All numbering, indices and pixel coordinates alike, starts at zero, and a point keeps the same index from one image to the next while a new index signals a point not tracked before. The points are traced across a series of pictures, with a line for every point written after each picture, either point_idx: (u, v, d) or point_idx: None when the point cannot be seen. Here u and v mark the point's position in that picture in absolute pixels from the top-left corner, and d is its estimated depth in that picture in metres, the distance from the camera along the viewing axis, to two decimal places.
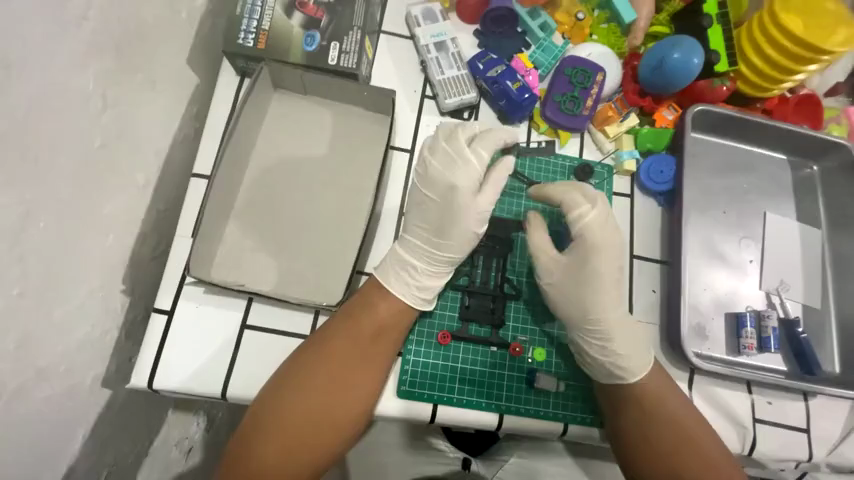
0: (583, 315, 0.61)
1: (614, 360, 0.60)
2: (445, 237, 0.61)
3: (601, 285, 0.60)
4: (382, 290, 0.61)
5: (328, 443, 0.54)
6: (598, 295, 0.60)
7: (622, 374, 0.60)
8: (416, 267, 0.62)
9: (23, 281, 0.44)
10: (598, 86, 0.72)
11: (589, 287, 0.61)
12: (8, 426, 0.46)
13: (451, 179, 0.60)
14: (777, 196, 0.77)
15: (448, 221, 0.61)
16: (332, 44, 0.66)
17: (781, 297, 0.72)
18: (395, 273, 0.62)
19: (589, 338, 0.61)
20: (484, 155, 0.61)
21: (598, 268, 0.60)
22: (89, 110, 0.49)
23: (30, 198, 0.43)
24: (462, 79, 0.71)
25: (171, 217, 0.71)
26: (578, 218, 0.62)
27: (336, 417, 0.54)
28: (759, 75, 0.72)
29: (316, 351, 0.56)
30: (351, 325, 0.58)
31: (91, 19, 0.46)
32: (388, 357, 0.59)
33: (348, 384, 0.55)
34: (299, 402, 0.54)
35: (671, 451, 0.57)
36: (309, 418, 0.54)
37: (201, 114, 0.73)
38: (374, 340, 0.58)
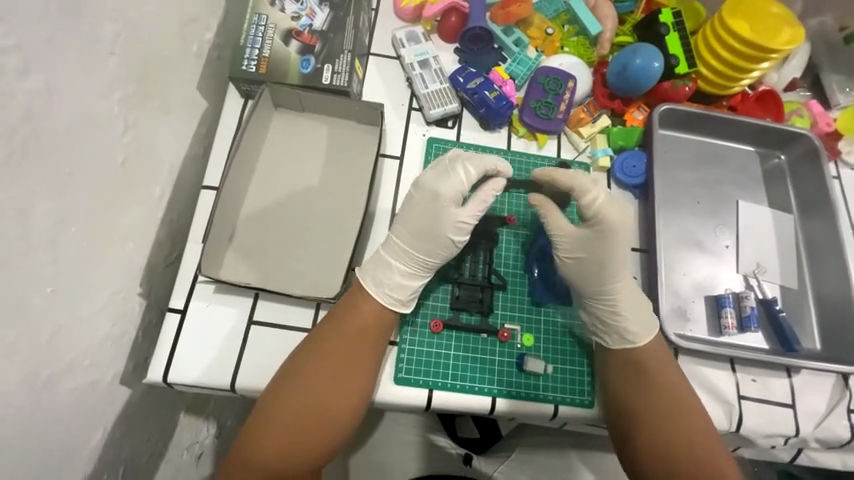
0: (596, 288, 0.65)
1: (625, 329, 0.64)
2: (425, 242, 0.64)
3: (614, 259, 0.64)
4: (363, 293, 0.64)
5: (333, 432, 0.58)
6: (609, 270, 0.64)
7: (627, 341, 0.64)
8: (395, 269, 0.65)
9: (56, 281, 0.50)
10: (570, 92, 0.79)
11: (598, 259, 0.64)
12: (39, 412, 0.51)
13: (440, 188, 0.65)
14: (748, 185, 0.82)
15: (429, 231, 0.64)
16: (325, 66, 0.73)
17: (758, 279, 0.75)
18: (376, 274, 0.65)
19: (603, 310, 0.65)
20: (473, 172, 0.65)
21: (606, 244, 0.64)
22: (113, 131, 0.56)
23: (63, 207, 0.50)
24: (444, 92, 0.78)
25: (183, 227, 0.77)
26: (591, 200, 0.65)
27: (338, 408, 0.58)
28: (718, 75, 0.79)
29: (314, 347, 0.60)
30: (336, 328, 0.61)
31: (116, 54, 0.54)
32: (374, 355, 0.61)
33: (348, 375, 0.59)
34: (304, 393, 0.57)
35: (679, 436, 0.58)
36: (313, 409, 0.57)
37: (209, 133, 0.80)
38: (359, 340, 0.61)
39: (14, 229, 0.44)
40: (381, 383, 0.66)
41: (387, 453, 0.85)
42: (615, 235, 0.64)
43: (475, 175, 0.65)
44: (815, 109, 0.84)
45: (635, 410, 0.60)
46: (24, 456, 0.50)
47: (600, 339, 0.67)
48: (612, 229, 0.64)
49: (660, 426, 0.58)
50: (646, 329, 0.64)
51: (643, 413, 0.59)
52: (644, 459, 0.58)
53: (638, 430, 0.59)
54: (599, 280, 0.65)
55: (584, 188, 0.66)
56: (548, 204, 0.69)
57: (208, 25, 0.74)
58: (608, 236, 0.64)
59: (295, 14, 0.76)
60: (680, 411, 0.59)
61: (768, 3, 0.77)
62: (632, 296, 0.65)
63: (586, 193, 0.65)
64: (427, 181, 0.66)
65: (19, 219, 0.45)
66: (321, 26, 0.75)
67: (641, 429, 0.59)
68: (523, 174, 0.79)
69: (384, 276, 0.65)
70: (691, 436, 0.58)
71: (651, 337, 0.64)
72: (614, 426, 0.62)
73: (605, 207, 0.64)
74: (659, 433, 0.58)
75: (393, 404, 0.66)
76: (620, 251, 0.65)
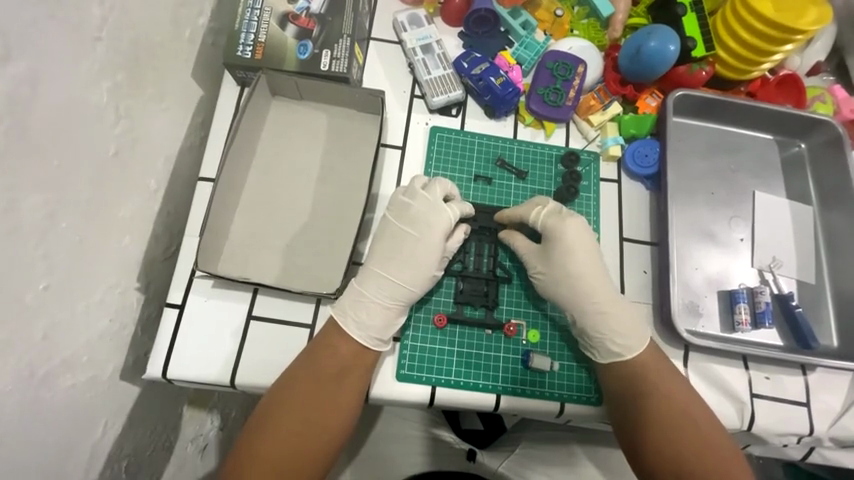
0: (573, 300, 0.64)
1: (612, 340, 0.62)
2: (406, 279, 0.62)
3: (582, 270, 0.64)
4: (342, 332, 0.61)
5: (340, 430, 0.57)
6: (582, 279, 0.64)
7: (617, 353, 0.62)
8: (375, 307, 0.62)
9: (49, 276, 0.49)
10: (580, 77, 0.75)
11: (565, 272, 0.64)
12: (36, 410, 0.50)
13: (430, 220, 0.64)
14: (766, 175, 0.78)
15: (412, 272, 0.63)
16: (323, 51, 0.70)
17: (774, 273, 0.73)
18: (355, 312, 0.62)
19: (583, 321, 0.63)
20: (458, 212, 0.66)
21: (561, 252, 0.64)
22: (105, 121, 0.54)
23: (54, 201, 0.48)
24: (448, 78, 0.75)
25: (181, 220, 0.75)
26: (537, 219, 0.67)
27: (327, 431, 0.56)
28: (736, 57, 0.75)
29: (295, 380, 0.57)
30: (318, 362, 0.58)
31: (104, 39, 0.52)
32: (357, 393, 0.58)
33: (355, 372, 0.59)
34: (311, 390, 0.56)
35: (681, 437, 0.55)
36: (321, 407, 0.56)
37: (205, 123, 0.78)
38: (342, 377, 0.58)
39: (3, 224, 0.43)
40: (383, 380, 0.64)
41: (390, 448, 0.86)
42: (566, 241, 0.64)
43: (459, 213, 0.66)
44: (839, 95, 0.80)
45: (637, 413, 0.58)
46: (23, 453, 0.49)
47: (592, 353, 0.64)
48: (561, 237, 0.65)
49: (662, 427, 0.56)
50: (639, 340, 0.62)
51: (644, 414, 0.57)
52: (652, 465, 0.56)
53: (642, 431, 0.57)
54: (578, 293, 0.64)
55: (526, 212, 0.68)
56: (509, 235, 0.70)
57: (202, 9, 0.70)
58: (558, 245, 0.65)
59: None
60: (684, 413, 0.57)
61: None
62: (621, 307, 0.63)
63: (529, 215, 0.68)
64: (410, 216, 0.65)
65: (8, 213, 0.43)
66: (319, 9, 0.72)
67: (645, 431, 0.57)
68: (530, 165, 0.76)
69: (363, 315, 0.61)
70: (696, 438, 0.55)
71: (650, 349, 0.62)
72: (618, 430, 0.60)
73: (548, 221, 0.67)
74: (665, 437, 0.56)
75: (395, 401, 0.64)
76: (585, 255, 0.64)
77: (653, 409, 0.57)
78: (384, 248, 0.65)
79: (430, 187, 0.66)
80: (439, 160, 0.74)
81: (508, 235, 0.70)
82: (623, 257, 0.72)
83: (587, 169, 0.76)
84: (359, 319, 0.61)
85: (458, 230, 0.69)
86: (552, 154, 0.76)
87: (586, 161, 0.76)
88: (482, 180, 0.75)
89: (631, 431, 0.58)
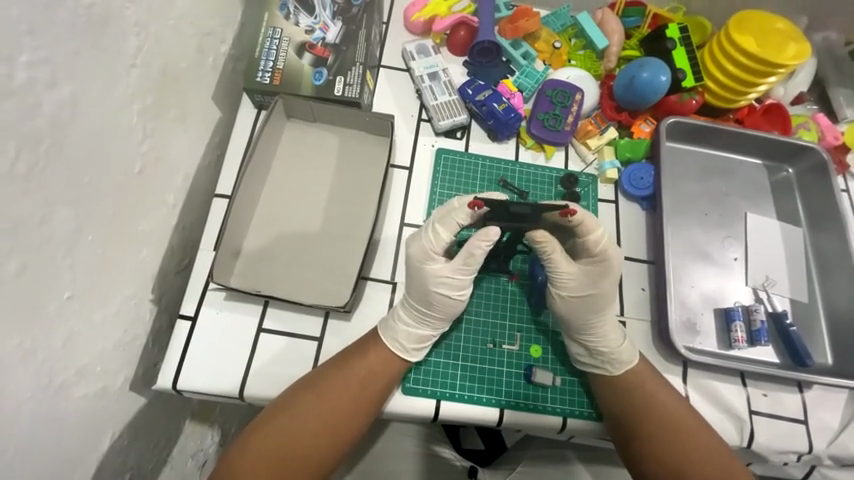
0: (599, 323, 0.63)
1: (616, 360, 0.63)
2: (420, 302, 0.63)
3: (611, 298, 0.64)
4: (375, 339, 0.64)
5: (351, 430, 0.59)
6: (607, 303, 0.64)
7: (625, 361, 0.63)
8: (418, 331, 0.64)
9: (73, 285, 0.51)
10: (578, 104, 0.80)
11: (599, 298, 0.63)
12: (51, 417, 0.51)
13: (412, 251, 0.63)
14: (756, 198, 0.82)
15: (451, 299, 0.63)
16: (337, 78, 0.75)
17: (767, 292, 0.75)
18: (399, 338, 0.63)
19: (599, 342, 0.63)
20: (442, 233, 0.62)
21: (606, 280, 0.63)
22: (133, 140, 0.58)
23: (83, 215, 0.51)
24: (453, 103, 0.80)
25: (195, 235, 0.78)
26: (598, 242, 0.63)
27: (334, 435, 0.58)
28: (725, 88, 0.79)
29: (318, 379, 0.59)
30: (342, 368, 0.60)
31: (137, 66, 0.56)
32: (372, 403, 0.60)
33: (380, 379, 0.61)
34: (335, 389, 0.59)
35: (680, 450, 0.57)
36: (338, 407, 0.58)
37: (222, 143, 0.82)
38: (362, 386, 0.60)
39: (35, 235, 0.45)
40: None
41: (390, 465, 0.82)
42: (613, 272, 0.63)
43: (444, 234, 0.62)
44: (823, 123, 0.84)
45: (635, 415, 0.60)
46: (35, 461, 0.50)
47: (602, 370, 0.64)
48: (611, 268, 0.63)
49: (657, 429, 0.59)
50: (629, 357, 0.63)
51: (642, 424, 0.59)
52: (649, 467, 0.58)
53: (638, 434, 0.59)
54: (600, 315, 0.64)
55: (590, 226, 0.63)
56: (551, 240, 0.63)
57: (224, 38, 0.75)
58: (607, 274, 0.63)
59: (308, 28, 0.77)
60: (680, 416, 0.59)
61: (774, 19, 0.78)
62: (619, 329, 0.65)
63: (594, 233, 0.63)
64: (425, 254, 0.62)
65: (40, 226, 0.46)
66: (334, 40, 0.77)
67: (645, 436, 0.59)
68: (532, 186, 0.79)
69: (409, 340, 0.63)
70: (690, 440, 0.58)
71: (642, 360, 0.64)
72: (618, 441, 0.61)
73: (611, 250, 0.63)
74: (659, 438, 0.58)
75: (398, 413, 0.66)
76: (614, 287, 0.64)
77: (649, 413, 0.60)
78: (415, 283, 0.63)
79: (435, 230, 0.62)
80: (444, 181, 0.78)
81: (542, 239, 0.62)
82: (621, 275, 0.75)
83: (586, 190, 0.79)
84: (406, 345, 0.63)
85: (481, 239, 0.60)
86: (553, 176, 0.80)
87: (584, 182, 0.79)
88: None
89: (630, 434, 0.60)
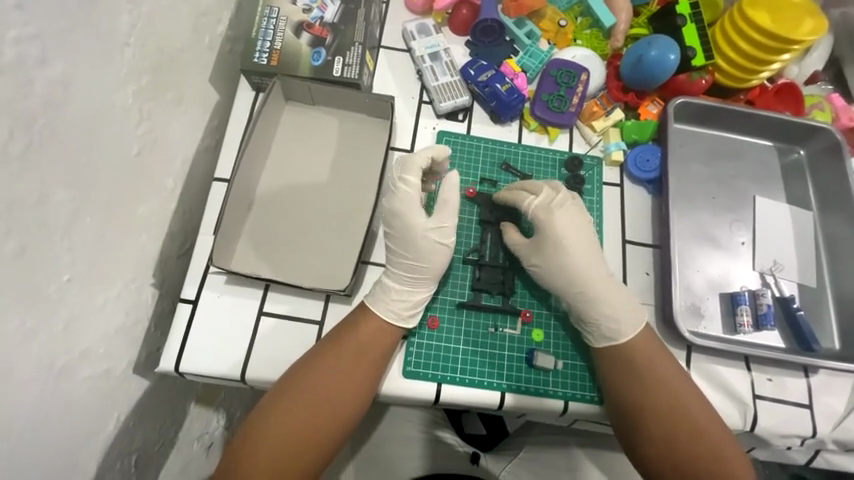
0: (565, 290, 0.65)
1: (608, 322, 0.63)
2: (415, 260, 0.65)
3: (573, 254, 0.65)
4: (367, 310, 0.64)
5: (352, 410, 0.58)
6: (579, 265, 0.65)
7: (633, 323, 0.63)
8: (405, 294, 0.65)
9: (72, 268, 0.51)
10: (583, 85, 0.78)
11: (555, 262, 0.65)
12: (55, 398, 0.52)
13: (395, 208, 0.65)
14: (766, 180, 0.80)
15: (435, 253, 0.65)
16: (336, 58, 0.73)
17: (775, 276, 0.74)
18: (391, 304, 0.64)
19: (583, 308, 0.64)
20: (413, 181, 0.65)
21: (554, 237, 0.65)
22: (128, 121, 0.57)
23: (81, 197, 0.51)
24: (455, 84, 0.78)
25: (195, 220, 0.78)
26: (527, 207, 0.69)
27: (334, 413, 0.57)
28: (736, 67, 0.77)
29: (315, 361, 0.59)
30: (336, 343, 0.61)
31: (131, 45, 0.55)
32: (369, 376, 0.60)
33: (371, 350, 0.61)
34: (330, 369, 0.59)
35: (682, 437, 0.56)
36: (336, 383, 0.58)
37: (220, 127, 0.81)
38: (356, 360, 0.60)
39: (32, 218, 0.45)
40: (388, 375, 0.66)
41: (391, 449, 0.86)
42: (559, 230, 0.66)
43: (416, 182, 0.65)
44: (837, 103, 0.82)
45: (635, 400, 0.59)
46: (40, 440, 0.51)
47: (591, 338, 0.65)
48: (552, 227, 0.66)
49: (660, 412, 0.58)
50: (630, 321, 0.63)
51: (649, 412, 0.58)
52: (654, 453, 0.57)
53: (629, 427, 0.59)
54: (565, 281, 0.65)
55: (520, 198, 0.70)
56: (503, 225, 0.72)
57: (220, 17, 0.74)
58: (549, 233, 0.66)
59: (306, 7, 0.75)
60: (679, 404, 0.58)
61: None
62: (610, 287, 0.64)
63: (521, 202, 0.69)
64: (399, 208, 0.65)
65: (37, 207, 0.45)
66: (332, 19, 0.75)
67: (636, 429, 0.58)
68: (534, 168, 0.78)
69: (401, 305, 0.64)
70: (677, 425, 0.57)
71: (638, 331, 0.63)
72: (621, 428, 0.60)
73: (540, 208, 0.67)
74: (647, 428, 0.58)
75: (399, 396, 0.66)
76: (576, 245, 0.65)
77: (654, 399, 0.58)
78: (401, 243, 0.65)
79: (404, 180, 0.65)
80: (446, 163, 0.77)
81: (505, 226, 0.72)
82: (625, 259, 0.74)
83: (590, 173, 0.77)
84: (399, 311, 0.64)
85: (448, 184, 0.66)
86: (557, 159, 0.78)
87: (589, 165, 0.78)
88: (487, 183, 0.77)
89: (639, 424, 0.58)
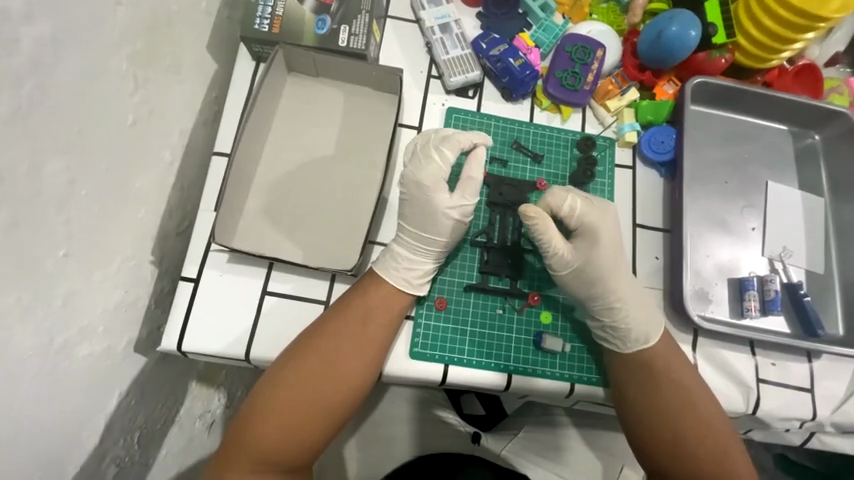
0: (597, 294, 0.63)
1: (636, 328, 0.62)
2: (430, 233, 0.64)
3: (611, 259, 0.63)
4: (377, 280, 0.63)
5: (364, 380, 0.58)
6: (613, 269, 0.63)
7: (654, 326, 0.63)
8: (417, 262, 0.64)
9: (68, 243, 0.49)
10: (598, 62, 0.75)
11: (596, 266, 0.63)
12: (56, 376, 0.51)
13: (421, 176, 0.63)
14: (779, 165, 0.79)
15: (453, 227, 0.64)
16: (342, 27, 0.70)
17: (784, 263, 0.73)
18: (404, 272, 0.63)
19: (613, 314, 0.62)
20: (448, 155, 0.64)
21: (598, 240, 0.63)
22: (123, 89, 0.53)
23: (75, 168, 0.48)
24: (466, 58, 0.74)
25: (194, 196, 0.75)
26: (570, 209, 0.65)
27: (342, 386, 0.57)
28: (756, 45, 0.74)
29: (323, 333, 0.58)
30: (345, 315, 0.60)
31: (123, 4, 0.51)
32: (378, 347, 0.60)
33: (381, 319, 0.60)
34: (340, 340, 0.58)
35: (676, 415, 0.58)
36: (344, 355, 0.57)
37: (218, 99, 0.77)
38: (363, 331, 0.59)
39: (24, 188, 0.42)
40: (394, 356, 0.65)
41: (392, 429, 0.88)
42: (602, 234, 0.64)
43: (451, 156, 0.64)
44: None
45: (635, 379, 0.61)
46: (41, 418, 0.49)
47: (611, 346, 0.64)
48: (597, 231, 0.64)
49: (660, 393, 0.59)
50: (654, 322, 0.63)
51: (649, 392, 0.59)
52: (648, 431, 0.59)
53: (629, 413, 0.60)
54: (602, 286, 0.63)
55: (557, 199, 0.65)
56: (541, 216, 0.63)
57: None
58: (595, 236, 0.63)
59: None
60: (679, 389, 0.59)
61: None
62: (636, 294, 0.64)
63: (562, 203, 0.65)
64: (426, 177, 0.63)
65: (29, 176, 0.43)
66: None
67: (631, 407, 0.60)
68: (545, 148, 0.76)
69: (413, 273, 0.64)
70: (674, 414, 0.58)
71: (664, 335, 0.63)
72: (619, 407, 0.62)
73: (584, 211, 0.64)
74: (646, 417, 0.59)
75: (405, 377, 0.65)
76: (612, 249, 0.64)
77: (655, 380, 0.60)
78: (417, 212, 0.64)
79: (442, 152, 0.64)
80: None
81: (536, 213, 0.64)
82: (635, 242, 0.73)
83: (602, 154, 0.75)
84: (411, 278, 0.64)
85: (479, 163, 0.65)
86: (569, 139, 0.76)
87: (601, 146, 0.76)
88: (497, 162, 0.74)
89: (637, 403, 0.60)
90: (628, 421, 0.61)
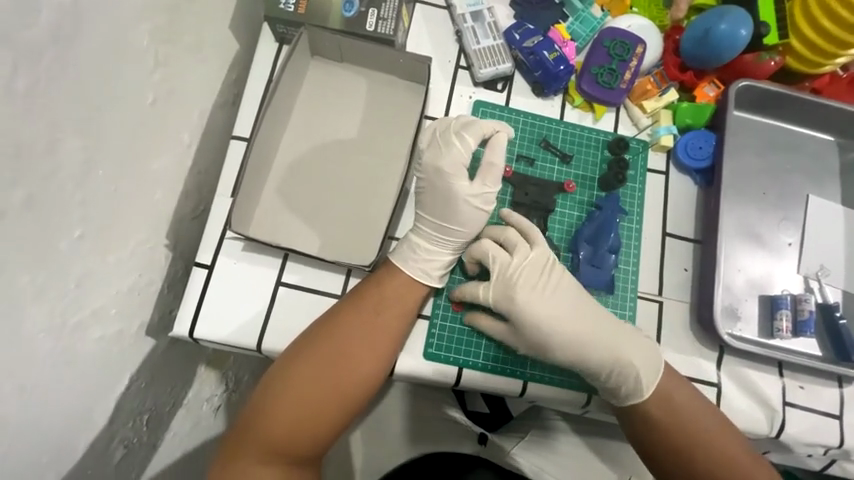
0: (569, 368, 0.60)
1: (621, 389, 0.58)
2: (451, 224, 0.61)
3: (566, 340, 0.58)
4: (394, 271, 0.61)
5: (376, 374, 0.56)
6: (571, 338, 0.58)
7: (653, 370, 0.58)
8: (437, 253, 0.62)
9: (83, 224, 0.48)
10: (638, 59, 0.70)
11: (546, 351, 0.59)
12: (68, 358, 0.50)
13: (443, 164, 0.61)
14: (822, 179, 0.74)
15: (475, 216, 0.61)
16: (370, 10, 0.66)
17: (820, 282, 0.69)
18: (422, 264, 0.61)
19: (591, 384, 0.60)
20: (470, 142, 0.61)
21: (530, 321, 0.58)
22: (143, 66, 0.51)
23: (92, 147, 0.46)
24: (497, 49, 0.71)
25: (211, 180, 0.74)
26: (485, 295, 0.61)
27: (354, 379, 0.55)
28: (811, 49, 0.69)
29: (337, 325, 0.57)
30: (359, 307, 0.58)
31: None
32: (391, 341, 0.58)
33: (396, 313, 0.58)
34: (354, 333, 0.56)
35: (693, 434, 0.55)
36: (357, 347, 0.56)
37: (238, 81, 0.75)
38: (377, 325, 0.57)
39: (40, 167, 0.41)
40: (407, 356, 0.63)
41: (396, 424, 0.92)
42: (536, 312, 0.58)
43: (474, 142, 0.61)
44: None
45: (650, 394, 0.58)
46: (51, 400, 0.49)
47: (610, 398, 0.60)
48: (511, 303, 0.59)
49: (677, 411, 0.56)
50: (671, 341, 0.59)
51: (665, 409, 0.57)
52: (663, 448, 0.56)
53: (643, 430, 0.58)
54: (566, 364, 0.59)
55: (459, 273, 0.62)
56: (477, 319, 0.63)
57: None
58: (521, 318, 0.59)
59: None
60: (695, 401, 0.57)
61: None
62: (628, 348, 0.58)
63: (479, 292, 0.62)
64: (446, 165, 0.61)
65: (46, 154, 0.41)
66: None
67: (646, 423, 0.57)
68: (574, 148, 0.72)
69: (432, 265, 0.62)
70: (696, 432, 0.55)
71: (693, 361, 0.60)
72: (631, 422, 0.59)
73: (496, 292, 0.60)
74: (667, 435, 0.56)
75: (417, 378, 0.64)
76: (567, 322, 0.58)
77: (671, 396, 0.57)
78: (438, 202, 0.62)
79: (463, 138, 0.61)
80: None
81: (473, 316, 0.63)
82: (663, 252, 0.69)
83: (635, 158, 0.72)
84: (429, 270, 0.62)
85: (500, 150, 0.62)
86: (600, 139, 0.72)
87: (634, 149, 0.72)
88: (524, 160, 0.71)
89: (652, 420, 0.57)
90: (644, 437, 0.58)
